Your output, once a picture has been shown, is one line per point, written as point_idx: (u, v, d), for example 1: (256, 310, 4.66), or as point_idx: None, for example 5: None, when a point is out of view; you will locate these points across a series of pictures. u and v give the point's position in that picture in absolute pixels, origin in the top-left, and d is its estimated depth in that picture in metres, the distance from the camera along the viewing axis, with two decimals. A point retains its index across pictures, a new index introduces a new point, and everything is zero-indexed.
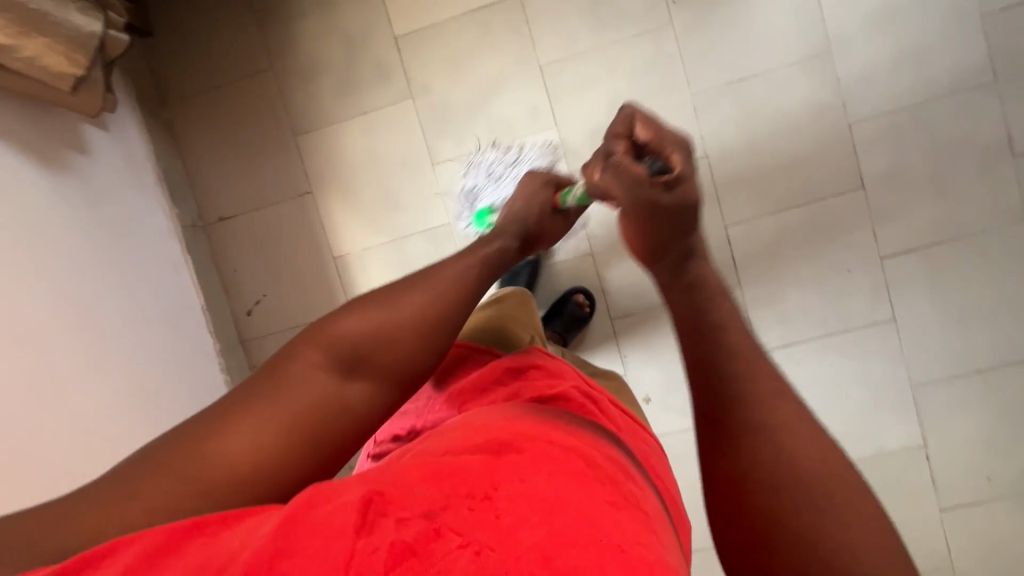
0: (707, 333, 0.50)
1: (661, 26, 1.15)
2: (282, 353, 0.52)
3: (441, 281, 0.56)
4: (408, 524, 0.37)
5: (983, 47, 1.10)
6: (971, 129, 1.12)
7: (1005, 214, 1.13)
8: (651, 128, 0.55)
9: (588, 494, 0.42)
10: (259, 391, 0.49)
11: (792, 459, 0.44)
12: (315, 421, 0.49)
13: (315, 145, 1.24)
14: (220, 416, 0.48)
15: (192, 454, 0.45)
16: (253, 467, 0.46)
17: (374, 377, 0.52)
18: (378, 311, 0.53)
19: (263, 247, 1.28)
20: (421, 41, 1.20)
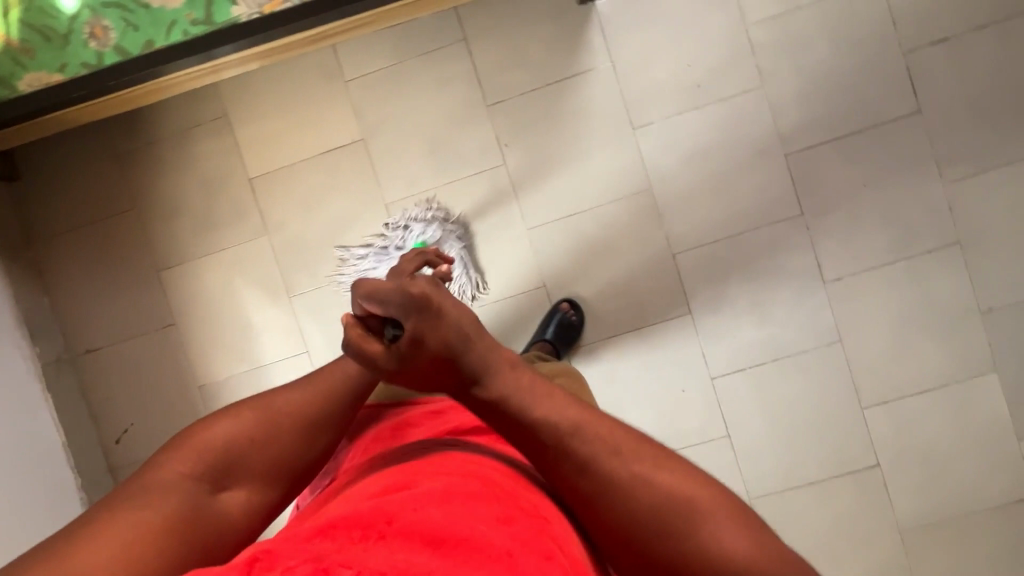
0: (542, 407, 0.53)
1: (495, 167, 1.22)
2: (144, 468, 0.57)
3: (318, 381, 0.66)
4: (292, 570, 0.40)
5: (789, 184, 1.18)
6: (783, 257, 1.19)
7: (822, 335, 1.20)
8: (378, 306, 0.55)
9: (476, 513, 0.48)
10: (131, 499, 0.53)
11: (657, 492, 0.50)
12: (191, 522, 0.54)
13: (179, 278, 1.30)
14: (81, 528, 0.50)
15: (54, 565, 0.47)
16: (126, 563, 0.49)
17: (247, 478, 0.60)
18: (256, 412, 0.62)
19: (132, 376, 1.32)
20: (275, 181, 1.26)
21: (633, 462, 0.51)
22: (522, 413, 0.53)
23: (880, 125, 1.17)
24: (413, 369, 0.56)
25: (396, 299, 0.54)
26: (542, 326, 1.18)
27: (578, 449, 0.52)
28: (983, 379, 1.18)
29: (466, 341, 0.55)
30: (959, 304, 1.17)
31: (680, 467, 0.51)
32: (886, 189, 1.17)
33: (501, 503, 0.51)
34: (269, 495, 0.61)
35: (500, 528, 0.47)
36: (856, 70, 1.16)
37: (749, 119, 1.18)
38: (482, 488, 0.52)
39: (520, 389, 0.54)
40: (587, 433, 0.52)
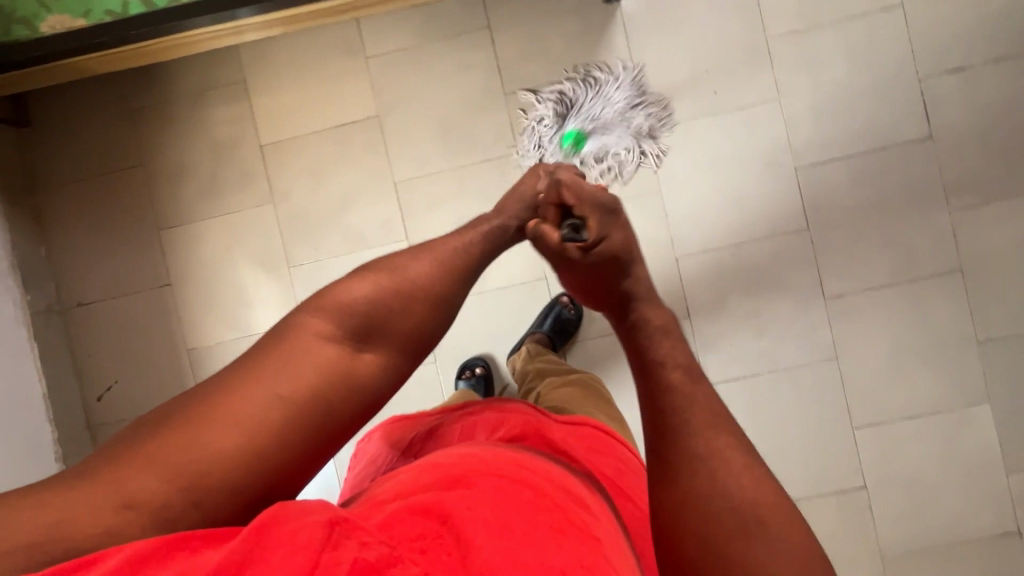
0: (658, 353, 0.60)
1: (506, 155, 1.23)
2: (285, 326, 0.59)
3: (442, 253, 0.67)
4: (371, 546, 0.43)
5: (797, 197, 1.19)
6: (785, 269, 1.20)
7: (818, 351, 1.20)
8: (574, 194, 0.67)
9: (533, 520, 0.48)
10: (270, 359, 0.56)
11: (726, 483, 0.52)
12: (327, 383, 0.56)
13: (179, 239, 1.28)
14: (231, 384, 0.54)
15: (207, 423, 0.52)
16: (270, 426, 0.53)
17: (379, 345, 0.61)
18: (384, 279, 0.62)
19: (121, 335, 1.30)
20: (286, 150, 1.26)
21: (715, 437, 0.54)
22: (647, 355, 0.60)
23: (890, 147, 1.17)
24: (585, 266, 0.65)
25: (592, 198, 0.66)
26: (540, 318, 1.21)
27: (671, 406, 0.56)
28: (975, 409, 1.17)
29: (632, 253, 0.65)
30: (956, 332, 1.17)
31: (754, 468, 0.53)
32: (893, 210, 1.18)
33: (558, 512, 0.51)
34: (397, 364, 0.62)
35: (558, 541, 0.47)
36: (872, 92, 1.17)
37: (763, 130, 1.19)
38: (537, 498, 0.52)
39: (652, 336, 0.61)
40: (686, 398, 0.56)
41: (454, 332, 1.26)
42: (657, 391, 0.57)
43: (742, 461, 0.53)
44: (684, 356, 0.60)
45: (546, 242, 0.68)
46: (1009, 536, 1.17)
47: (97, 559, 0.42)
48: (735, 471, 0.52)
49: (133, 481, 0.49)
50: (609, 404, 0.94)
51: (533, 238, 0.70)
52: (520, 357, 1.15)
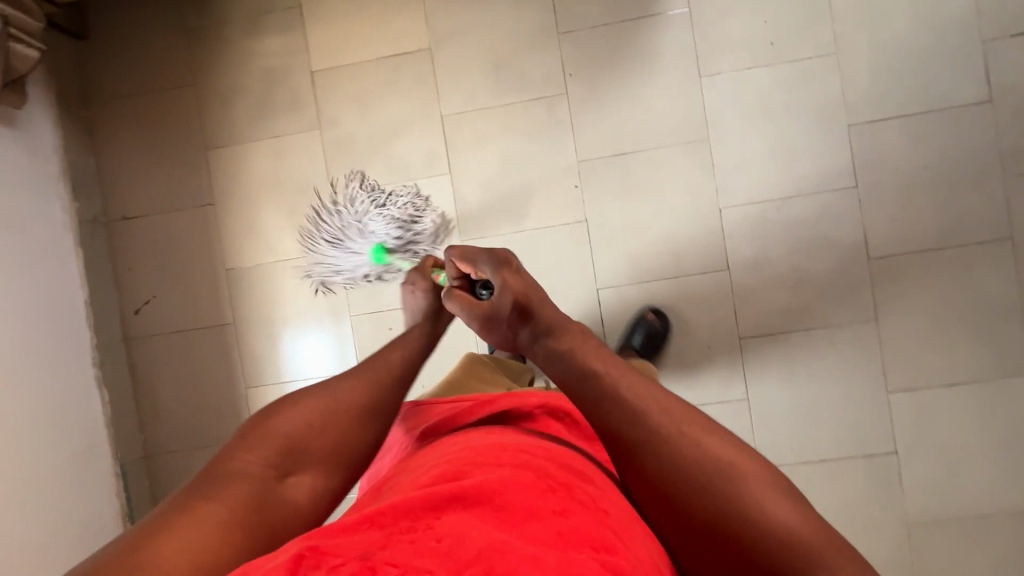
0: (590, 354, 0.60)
1: (556, 95, 1.22)
2: (213, 460, 0.56)
3: (368, 370, 0.67)
4: (341, 568, 0.39)
5: (848, 154, 1.17)
6: (831, 227, 1.18)
7: (857, 312, 1.18)
8: (468, 260, 0.71)
9: (528, 504, 0.47)
10: (200, 491, 0.52)
11: (697, 454, 0.52)
12: (257, 512, 0.53)
13: (224, 160, 1.30)
14: (151, 526, 0.48)
15: (138, 555, 0.45)
16: (197, 557, 0.47)
17: (309, 466, 0.58)
18: (311, 400, 0.61)
19: (162, 251, 1.32)
20: (335, 78, 1.27)
21: (680, 421, 0.54)
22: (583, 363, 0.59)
23: (948, 110, 1.15)
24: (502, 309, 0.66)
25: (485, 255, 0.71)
26: (631, 333, 1.18)
27: (613, 409, 0.55)
28: (1016, 381, 1.15)
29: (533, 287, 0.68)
30: (1003, 302, 1.15)
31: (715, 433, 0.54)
32: (946, 175, 1.16)
33: (561, 494, 0.49)
34: (331, 482, 0.59)
35: (561, 524, 0.45)
36: (934, 52, 1.15)
37: (818, 84, 1.17)
38: (538, 478, 0.51)
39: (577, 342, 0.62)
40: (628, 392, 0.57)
41: None
42: (600, 397, 0.57)
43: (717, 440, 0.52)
44: (597, 346, 0.61)
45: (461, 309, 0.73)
46: None
47: None
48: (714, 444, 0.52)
49: None
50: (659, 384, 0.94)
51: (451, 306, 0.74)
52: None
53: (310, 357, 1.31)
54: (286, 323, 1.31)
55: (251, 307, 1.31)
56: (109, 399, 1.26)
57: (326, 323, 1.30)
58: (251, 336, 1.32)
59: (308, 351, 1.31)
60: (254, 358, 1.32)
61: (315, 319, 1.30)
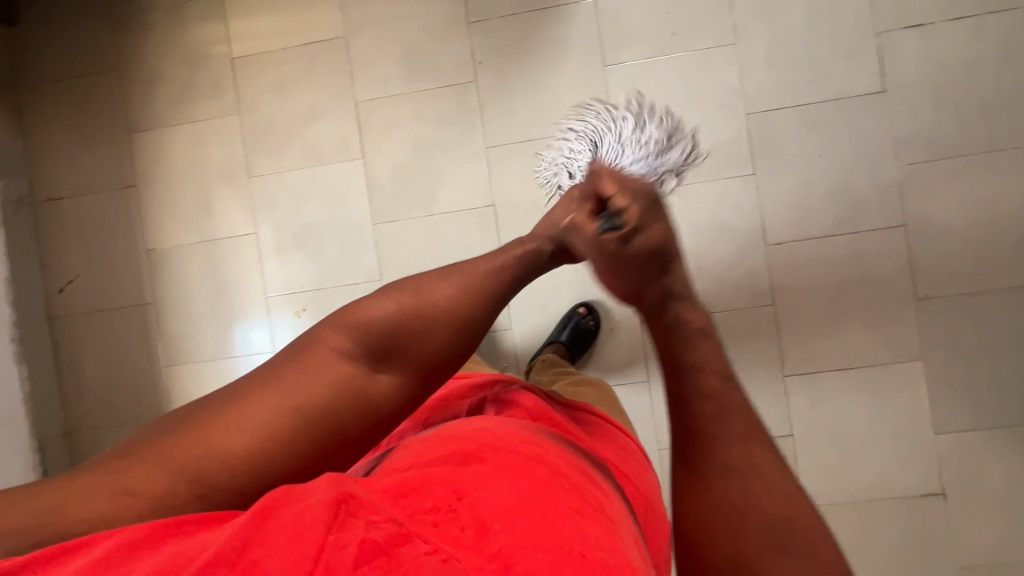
0: (701, 355, 0.55)
1: (466, 82, 1.25)
2: (308, 338, 0.59)
3: (466, 273, 0.63)
4: (379, 526, 0.37)
5: (746, 143, 1.20)
6: (731, 214, 1.20)
7: (755, 297, 1.20)
8: (615, 187, 0.55)
9: (547, 498, 0.46)
10: (285, 370, 0.56)
11: (760, 495, 0.49)
12: (332, 406, 0.55)
13: (148, 142, 1.33)
14: (237, 394, 0.55)
15: (218, 427, 0.52)
16: (269, 439, 0.52)
17: (394, 367, 0.59)
18: (408, 295, 0.60)
19: (88, 232, 1.35)
20: (254, 65, 1.30)
21: (755, 459, 0.50)
22: (682, 355, 0.55)
23: (843, 100, 1.18)
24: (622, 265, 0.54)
25: (638, 188, 0.55)
26: (559, 328, 1.21)
27: (701, 412, 0.52)
28: (908, 366, 1.17)
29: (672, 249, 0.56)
30: (895, 287, 1.17)
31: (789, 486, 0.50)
32: (842, 163, 1.18)
33: (572, 493, 0.49)
34: (411, 390, 0.60)
35: (580, 524, 0.43)
36: (830, 43, 1.18)
37: (718, 74, 1.20)
38: (552, 477, 0.50)
39: (690, 328, 0.56)
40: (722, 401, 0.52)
41: (402, 251, 1.27)
42: (692, 397, 0.53)
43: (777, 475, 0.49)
44: (719, 362, 0.55)
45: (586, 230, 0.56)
46: (933, 496, 1.16)
47: (78, 547, 0.40)
48: (763, 489, 0.49)
49: (144, 469, 0.49)
50: (619, 408, 0.94)
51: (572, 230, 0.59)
52: (538, 363, 1.15)
53: (239, 333, 1.33)
54: (207, 303, 1.34)
55: (172, 287, 1.34)
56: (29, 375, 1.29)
57: (243, 305, 1.33)
58: (174, 315, 1.34)
59: (236, 328, 1.33)
60: (175, 337, 1.35)
61: (239, 298, 1.33)
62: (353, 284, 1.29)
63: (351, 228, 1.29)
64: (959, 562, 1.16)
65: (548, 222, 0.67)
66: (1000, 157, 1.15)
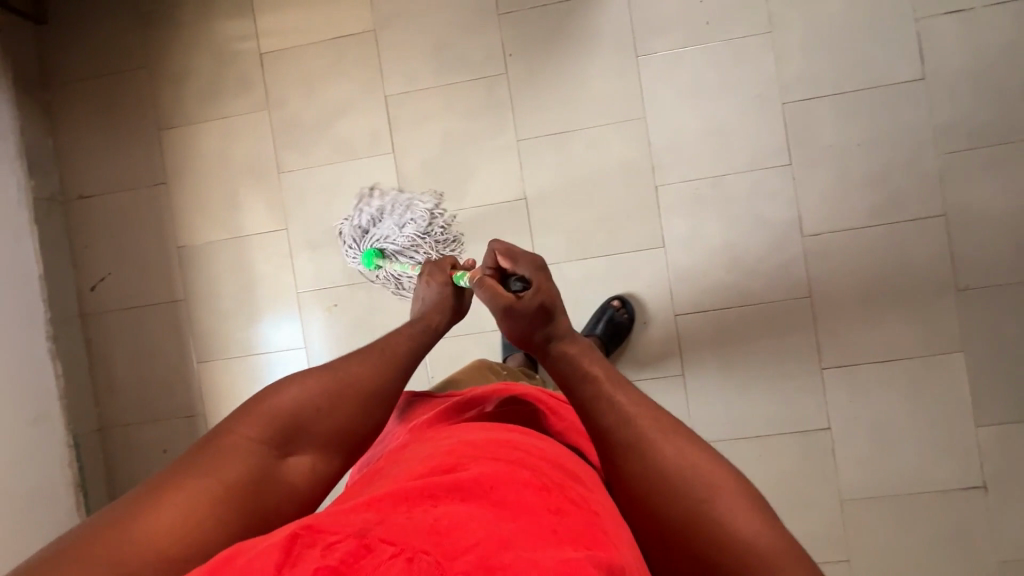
0: (607, 376, 0.59)
1: (497, 75, 1.24)
2: (213, 430, 0.56)
3: (375, 354, 0.64)
4: (336, 547, 0.38)
5: (781, 133, 1.18)
6: (765, 205, 1.19)
7: (792, 290, 1.18)
8: (510, 258, 0.68)
9: (527, 502, 0.46)
10: (199, 461, 0.53)
11: (666, 461, 0.52)
12: (253, 491, 0.52)
13: (177, 139, 1.34)
14: (147, 495, 0.49)
15: (132, 525, 0.47)
16: (190, 532, 0.48)
17: (311, 447, 0.58)
18: (317, 376, 0.60)
19: (118, 228, 1.36)
20: (282, 59, 1.30)
21: (654, 430, 0.54)
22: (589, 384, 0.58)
23: (881, 88, 1.16)
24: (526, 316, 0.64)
25: (528, 259, 0.68)
26: (592, 322, 1.19)
27: (612, 422, 0.55)
28: (947, 358, 1.15)
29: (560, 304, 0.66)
30: (934, 278, 1.16)
31: (689, 440, 0.53)
32: (879, 152, 1.16)
33: (555, 491, 0.48)
34: (331, 467, 0.59)
35: (558, 521, 0.44)
36: (867, 29, 1.16)
37: (753, 64, 1.18)
38: (532, 477, 0.49)
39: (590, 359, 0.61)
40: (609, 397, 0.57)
41: None
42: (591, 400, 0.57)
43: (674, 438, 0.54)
44: (619, 380, 0.58)
45: (498, 291, 0.65)
46: (975, 489, 1.15)
47: None
48: (670, 453, 0.52)
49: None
50: None
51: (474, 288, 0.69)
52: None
53: (267, 330, 1.33)
54: (237, 299, 1.34)
55: (202, 284, 1.34)
56: (64, 372, 1.29)
57: (275, 301, 1.33)
58: (203, 311, 1.35)
59: (267, 323, 1.33)
60: (205, 333, 1.35)
61: (268, 294, 1.33)
62: None
63: None
64: (1001, 556, 1.14)
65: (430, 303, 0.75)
66: None
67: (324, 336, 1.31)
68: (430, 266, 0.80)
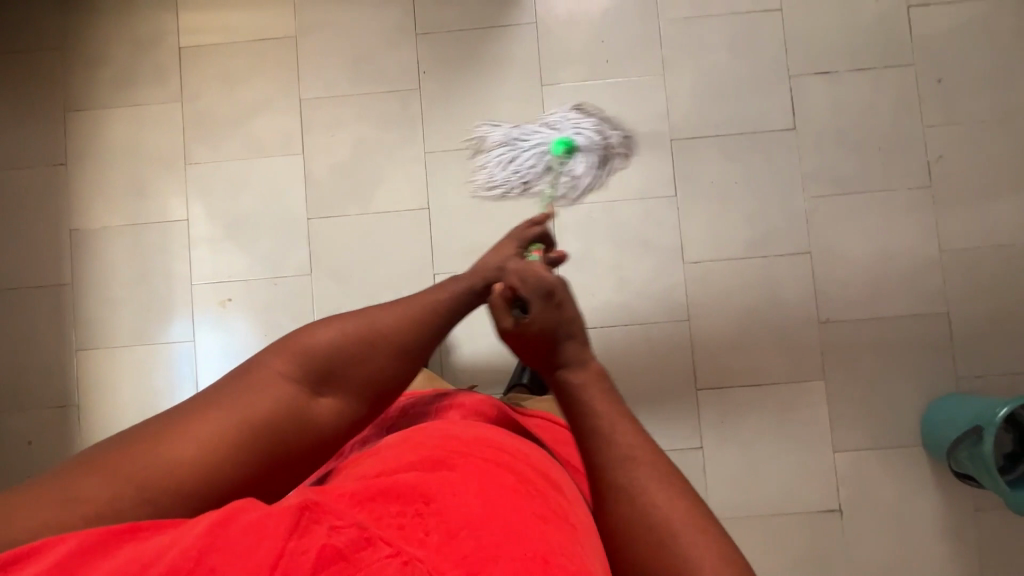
0: (603, 408, 0.60)
1: (410, 89, 1.30)
2: (255, 362, 0.64)
3: (410, 304, 0.70)
4: (338, 531, 0.45)
5: (669, 167, 1.27)
6: (651, 231, 1.26)
7: (672, 312, 1.25)
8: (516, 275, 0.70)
9: (516, 506, 0.52)
10: (235, 391, 0.61)
11: (653, 514, 0.52)
12: (276, 422, 0.60)
13: (84, 121, 1.32)
14: (187, 415, 0.59)
15: (169, 442, 0.56)
16: (217, 453, 0.56)
17: (336, 389, 0.65)
18: (350, 324, 0.66)
19: (12, 207, 1.32)
20: (201, 55, 1.32)
21: (642, 477, 0.55)
22: (587, 409, 0.61)
23: (758, 134, 1.28)
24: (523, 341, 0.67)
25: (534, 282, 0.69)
26: (520, 371, 1.20)
27: (605, 470, 0.57)
28: (810, 385, 1.23)
29: (566, 329, 0.66)
30: (802, 310, 1.25)
31: (682, 496, 0.53)
32: (756, 192, 1.27)
33: (537, 498, 0.55)
34: (353, 411, 0.66)
35: (539, 529, 0.50)
36: (749, 81, 1.28)
37: (647, 102, 1.29)
38: (519, 483, 0.56)
39: (590, 389, 0.62)
40: (611, 437, 0.58)
41: (336, 246, 1.28)
42: (590, 440, 0.59)
43: (668, 491, 0.54)
44: (619, 409, 0.61)
45: (500, 318, 0.69)
46: (832, 512, 1.21)
47: (35, 551, 0.43)
48: (660, 500, 0.53)
49: (99, 479, 0.53)
50: None
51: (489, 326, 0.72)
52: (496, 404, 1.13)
53: (157, 322, 1.30)
54: (129, 287, 1.31)
55: (92, 268, 1.31)
56: None
57: (168, 292, 1.30)
58: (92, 297, 1.31)
59: (156, 314, 1.30)
60: (89, 320, 1.30)
61: (165, 285, 1.30)
62: (284, 277, 1.29)
63: (287, 220, 1.29)
64: None
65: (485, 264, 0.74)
66: (896, 196, 1.26)
67: (219, 331, 1.29)
68: (517, 229, 0.80)
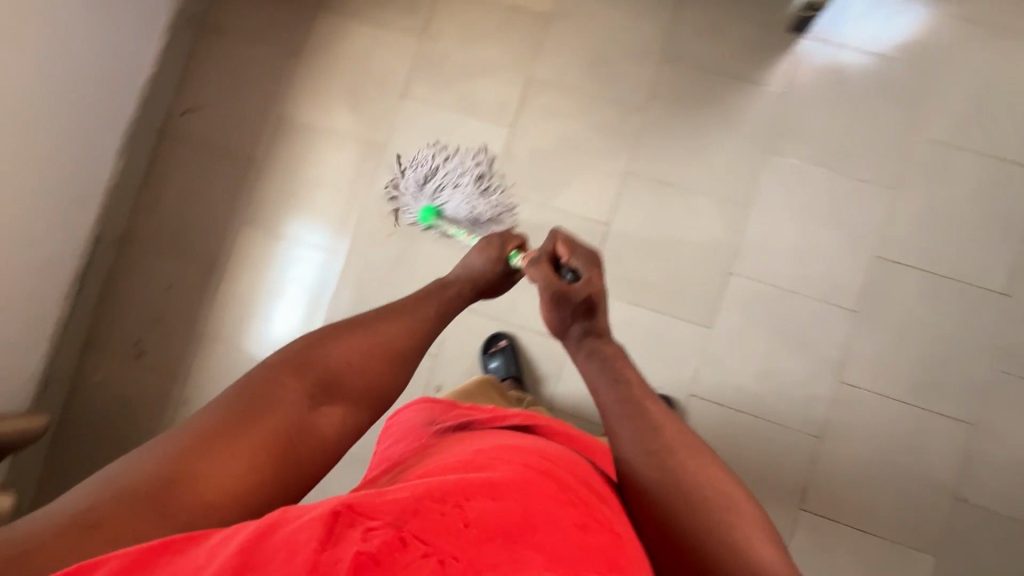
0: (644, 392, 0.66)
1: (636, 108, 1.29)
2: (252, 383, 0.57)
3: (405, 312, 0.69)
4: (375, 532, 0.40)
5: (858, 281, 1.21)
6: (813, 336, 1.21)
7: (804, 422, 1.19)
8: (568, 247, 0.76)
9: (557, 512, 0.47)
10: (240, 413, 0.54)
11: (698, 494, 0.57)
12: (290, 442, 0.55)
13: (327, 24, 1.38)
14: (196, 444, 0.51)
15: (189, 473, 0.49)
16: (240, 481, 0.50)
17: (342, 400, 0.60)
18: (357, 337, 0.63)
19: (234, 74, 1.39)
20: (455, 3, 1.35)
21: (685, 460, 0.59)
22: (639, 400, 0.65)
23: (964, 285, 1.20)
24: (571, 303, 0.72)
25: (584, 253, 0.76)
26: None
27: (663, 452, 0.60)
28: (916, 555, 1.15)
29: (601, 300, 0.74)
30: (936, 478, 1.16)
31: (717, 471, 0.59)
32: (936, 341, 1.19)
33: (582, 508, 0.50)
34: (361, 420, 0.61)
35: (582, 543, 0.45)
36: (974, 229, 1.20)
37: (864, 210, 1.23)
38: (562, 490, 0.51)
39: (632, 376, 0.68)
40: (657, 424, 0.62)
41: None
42: (644, 426, 0.62)
43: (710, 468, 0.59)
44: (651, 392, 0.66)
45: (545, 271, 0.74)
46: None
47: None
48: (698, 475, 0.58)
49: (110, 519, 0.44)
50: None
51: (533, 265, 0.75)
52: None
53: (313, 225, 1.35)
54: (304, 185, 1.36)
55: (280, 157, 1.37)
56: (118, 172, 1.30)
57: (337, 203, 1.35)
58: (269, 181, 1.37)
59: (317, 219, 1.35)
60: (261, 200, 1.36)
61: (335, 196, 1.35)
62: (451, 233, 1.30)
63: None
64: None
65: (467, 266, 0.79)
66: None
67: (365, 259, 1.32)
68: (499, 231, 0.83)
